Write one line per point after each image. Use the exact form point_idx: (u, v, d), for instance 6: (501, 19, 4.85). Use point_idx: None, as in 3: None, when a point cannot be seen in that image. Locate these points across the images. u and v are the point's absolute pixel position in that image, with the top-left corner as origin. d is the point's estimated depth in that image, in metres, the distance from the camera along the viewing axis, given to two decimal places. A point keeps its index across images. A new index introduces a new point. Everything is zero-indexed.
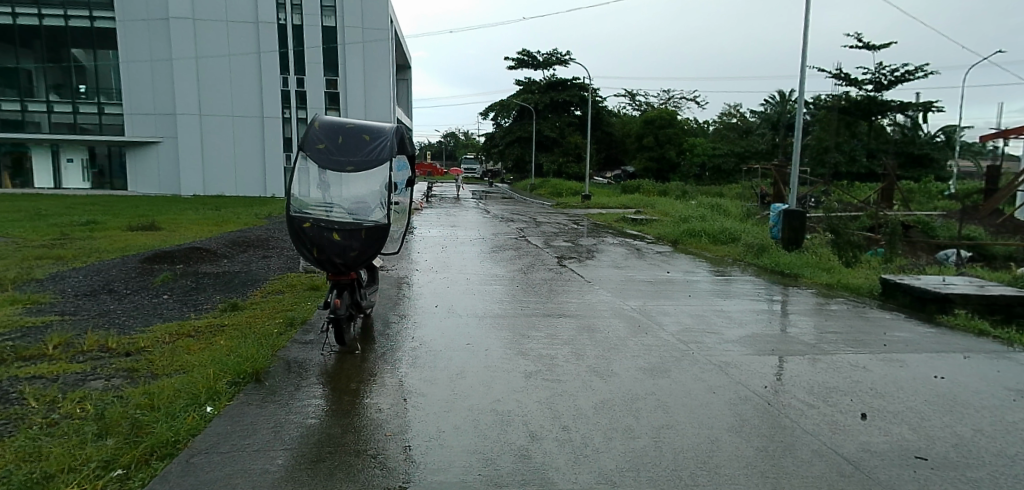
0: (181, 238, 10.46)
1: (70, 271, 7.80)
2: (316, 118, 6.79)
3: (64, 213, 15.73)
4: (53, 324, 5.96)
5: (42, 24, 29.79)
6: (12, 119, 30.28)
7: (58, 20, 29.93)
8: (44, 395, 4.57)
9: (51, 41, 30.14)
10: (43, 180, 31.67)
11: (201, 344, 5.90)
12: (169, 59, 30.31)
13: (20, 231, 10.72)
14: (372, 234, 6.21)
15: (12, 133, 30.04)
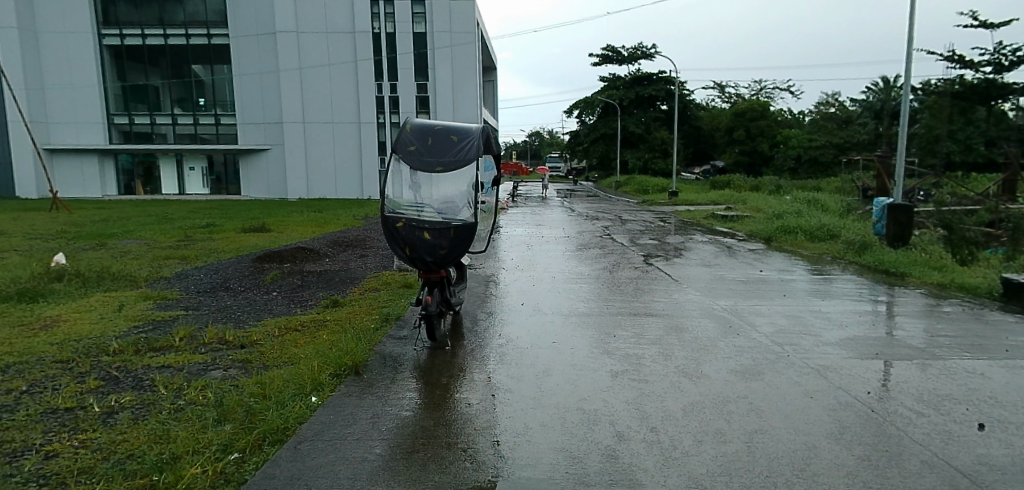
0: (289, 239, 11.23)
1: (193, 270, 8.57)
2: (408, 121, 7.08)
3: (188, 217, 17.23)
4: (179, 318, 6.56)
5: (167, 44, 33.00)
6: (144, 132, 33.65)
7: (181, 39, 32.88)
8: (172, 383, 5.05)
9: (175, 58, 33.18)
10: (170, 187, 34.91)
11: (306, 338, 6.35)
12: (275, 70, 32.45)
13: (153, 234, 11.88)
14: (460, 232, 6.41)
15: (142, 144, 33.42)
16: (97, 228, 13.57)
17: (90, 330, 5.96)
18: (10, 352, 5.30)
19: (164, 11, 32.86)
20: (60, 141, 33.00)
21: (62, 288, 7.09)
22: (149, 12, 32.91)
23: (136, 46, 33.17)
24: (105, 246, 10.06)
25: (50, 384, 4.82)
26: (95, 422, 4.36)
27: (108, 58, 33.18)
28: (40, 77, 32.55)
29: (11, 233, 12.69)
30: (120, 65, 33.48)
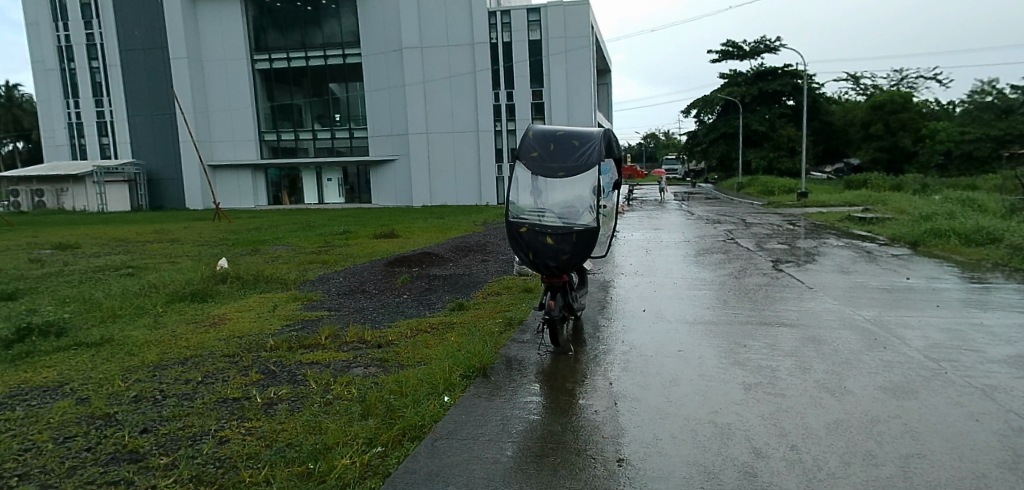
0: (416, 244, 11.81)
1: (334, 273, 9.26)
2: (530, 126, 7.15)
3: (327, 224, 18.61)
4: (323, 318, 7.09)
5: (308, 65, 35.98)
6: (290, 147, 36.98)
7: (320, 60, 35.73)
8: (322, 378, 5.48)
9: (316, 78, 36.17)
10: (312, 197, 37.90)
11: (436, 339, 6.62)
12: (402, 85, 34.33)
13: (299, 240, 12.97)
14: (582, 237, 6.37)
15: (287, 158, 36.73)
16: (251, 235, 15.04)
17: (250, 328, 6.59)
18: (186, 346, 5.97)
19: (306, 35, 35.86)
20: (220, 158, 36.94)
21: (225, 290, 7.90)
22: (293, 38, 36.02)
23: (282, 69, 36.39)
24: (259, 252, 11.11)
25: (220, 376, 5.37)
26: (257, 412, 4.80)
27: (259, 81, 36.74)
28: (205, 100, 36.69)
29: (184, 240, 14.39)
30: (268, 87, 36.95)
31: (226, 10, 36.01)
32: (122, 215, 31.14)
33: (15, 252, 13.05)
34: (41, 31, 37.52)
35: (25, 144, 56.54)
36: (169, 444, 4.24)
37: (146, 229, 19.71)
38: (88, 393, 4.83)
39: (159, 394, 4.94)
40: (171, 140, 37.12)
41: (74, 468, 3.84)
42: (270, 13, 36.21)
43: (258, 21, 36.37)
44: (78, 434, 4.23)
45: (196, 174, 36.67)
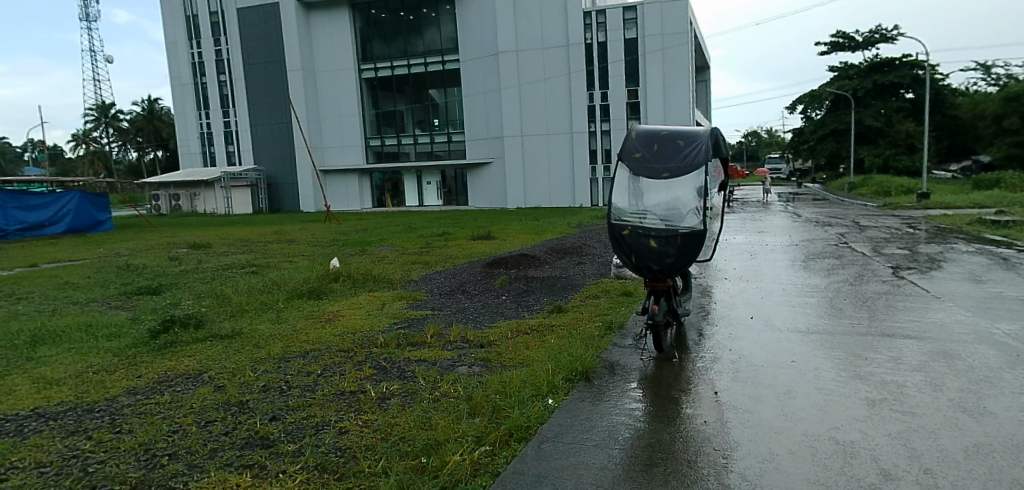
0: (512, 246, 11.91)
1: (435, 274, 9.55)
2: (632, 127, 7.03)
3: (426, 226, 19.22)
4: (427, 317, 7.31)
5: (410, 72, 37.40)
6: (392, 151, 38.59)
7: (420, 67, 37.05)
8: (429, 376, 5.64)
9: (417, 85, 37.54)
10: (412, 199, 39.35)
11: (536, 341, 6.63)
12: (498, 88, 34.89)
13: (401, 241, 13.47)
14: (687, 240, 6.18)
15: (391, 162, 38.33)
16: (358, 236, 15.80)
17: (361, 325, 6.92)
18: (306, 340, 6.36)
19: (408, 44, 37.30)
20: (331, 163, 39.21)
21: (338, 288, 8.33)
22: (397, 46, 37.58)
23: (386, 77, 38.06)
24: (366, 252, 11.64)
25: (337, 370, 5.68)
26: (372, 406, 5.03)
27: (366, 90, 38.63)
28: (316, 109, 39.07)
29: (299, 240, 15.34)
30: (374, 95, 38.77)
31: (337, 23, 38.23)
32: (244, 217, 33.65)
33: (157, 250, 14.41)
34: (178, 49, 41.30)
35: (163, 152, 62.58)
36: (295, 432, 4.52)
37: (264, 230, 21.23)
38: (224, 382, 5.25)
39: (285, 384, 5.29)
40: (285, 147, 39.66)
41: (215, 451, 4.17)
42: (375, 24, 38.03)
43: (364, 32, 38.28)
44: (217, 419, 4.60)
45: (309, 177, 38.93)
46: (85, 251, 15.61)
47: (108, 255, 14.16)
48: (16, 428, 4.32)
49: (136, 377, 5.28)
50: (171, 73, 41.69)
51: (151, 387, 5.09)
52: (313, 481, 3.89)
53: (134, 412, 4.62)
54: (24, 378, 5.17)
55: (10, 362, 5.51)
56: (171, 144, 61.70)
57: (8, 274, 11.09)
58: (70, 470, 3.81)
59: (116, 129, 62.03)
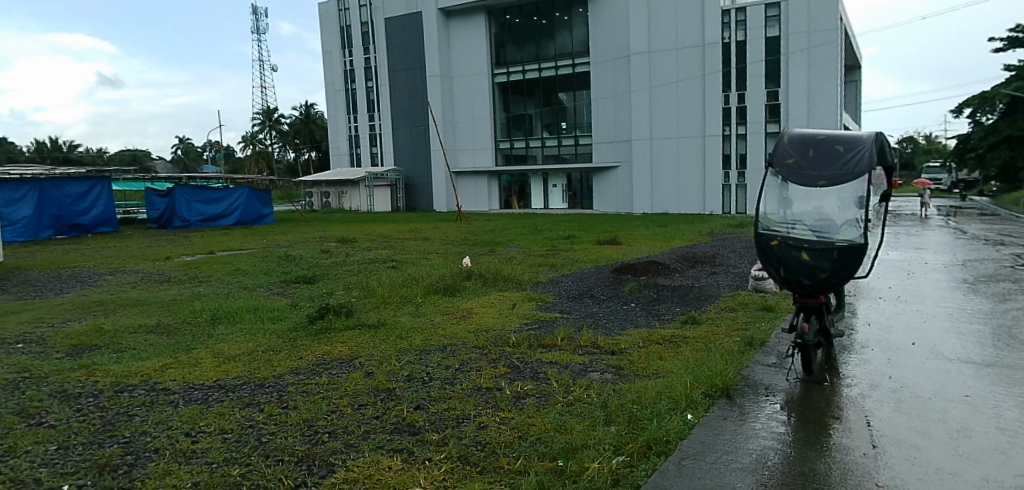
0: (640, 252, 11.70)
1: (563, 277, 9.60)
2: (787, 131, 6.62)
3: (552, 229, 19.37)
4: (558, 319, 7.34)
5: (541, 76, 37.96)
6: (521, 154, 39.30)
7: (552, 71, 37.49)
8: (562, 379, 5.60)
9: (547, 89, 38.03)
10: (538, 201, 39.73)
11: (670, 352, 6.42)
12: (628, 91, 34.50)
13: (530, 243, 13.69)
14: (845, 254, 5.68)
15: (519, 165, 39.06)
16: (487, 236, 16.28)
17: (493, 323, 7.08)
18: (444, 335, 6.61)
19: (540, 48, 37.87)
20: (463, 165, 40.76)
21: (470, 286, 8.60)
22: (529, 51, 38.27)
23: (518, 81, 38.87)
24: (494, 253, 11.92)
25: (474, 366, 5.85)
26: (508, 404, 5.10)
27: (497, 94, 39.74)
28: (451, 113, 40.89)
29: (433, 238, 16.03)
30: (506, 98, 39.77)
31: (474, 29, 39.66)
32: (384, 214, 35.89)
33: (311, 243, 15.72)
34: (333, 58, 45.09)
35: (316, 153, 68.18)
36: (438, 423, 4.70)
37: (401, 227, 22.42)
38: (372, 369, 5.61)
39: (426, 375, 5.54)
40: (420, 149, 41.77)
41: (368, 433, 4.46)
42: (510, 30, 39.00)
43: (499, 37, 39.38)
44: (369, 403, 4.93)
45: (443, 177, 40.75)
46: (251, 241, 17.36)
47: (270, 245, 15.67)
48: (203, 395, 4.88)
49: (298, 358, 5.77)
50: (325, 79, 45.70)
51: (311, 368, 5.55)
52: (457, 472, 4.01)
53: (298, 390, 5.07)
54: (207, 352, 5.83)
55: (196, 336, 6.25)
56: (323, 146, 67.11)
57: (191, 259, 12.58)
58: (248, 438, 4.25)
59: (276, 132, 68.66)
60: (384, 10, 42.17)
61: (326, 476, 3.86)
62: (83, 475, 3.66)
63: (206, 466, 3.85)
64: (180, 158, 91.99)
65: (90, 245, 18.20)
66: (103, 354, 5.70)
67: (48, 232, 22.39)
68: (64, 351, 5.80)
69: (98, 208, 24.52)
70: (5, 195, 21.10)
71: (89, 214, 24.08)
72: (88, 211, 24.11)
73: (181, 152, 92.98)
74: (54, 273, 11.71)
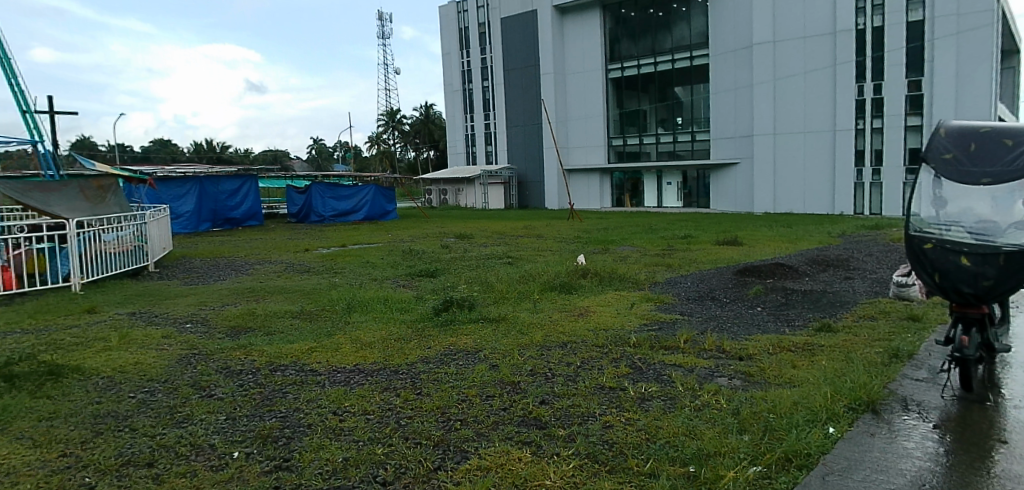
0: (765, 254, 11.12)
1: (682, 278, 9.30)
2: (944, 124, 5.98)
3: (667, 228, 18.86)
4: (679, 321, 7.13)
5: (656, 70, 37.08)
6: (634, 151, 38.60)
7: (668, 65, 36.58)
8: (688, 382, 5.44)
9: (662, 83, 37.10)
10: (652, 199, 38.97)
11: (804, 361, 6.03)
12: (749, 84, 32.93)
13: (645, 242, 13.42)
14: (1014, 260, 4.99)
15: (632, 162, 38.41)
16: (601, 234, 16.15)
17: (612, 323, 7.00)
18: (563, 332, 6.63)
19: (656, 41, 37.02)
20: (575, 163, 40.79)
21: (586, 285, 8.55)
22: (644, 45, 37.53)
23: (633, 76, 38.24)
24: (609, 251, 11.81)
25: (595, 364, 5.80)
26: (633, 404, 5.00)
27: (612, 89, 39.34)
28: (565, 110, 41.03)
29: (547, 236, 16.13)
30: (619, 94, 39.25)
31: (589, 25, 39.49)
32: (494, 212, 36.68)
33: (430, 239, 16.37)
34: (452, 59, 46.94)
35: (434, 152, 70.88)
36: (564, 419, 4.71)
37: (513, 225, 22.74)
38: (497, 361, 5.76)
39: (549, 371, 5.58)
40: (534, 147, 42.32)
41: (497, 424, 4.56)
42: (624, 24, 38.44)
43: (614, 32, 38.91)
44: (496, 395, 5.06)
45: (555, 177, 41.12)
46: (376, 236, 18.33)
47: (393, 240, 16.45)
48: (345, 379, 5.30)
49: (426, 348, 6.08)
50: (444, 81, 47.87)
51: (439, 358, 5.83)
52: (587, 469, 3.99)
53: (429, 379, 5.35)
54: (345, 338, 6.27)
55: (334, 323, 6.73)
56: (440, 145, 69.74)
57: (326, 252, 13.48)
58: (387, 421, 4.54)
59: (399, 132, 72.16)
60: (500, 10, 43.12)
61: (460, 462, 3.99)
62: (249, 444, 4.12)
63: (353, 444, 4.16)
64: (313, 157, 99.14)
65: (241, 237, 20.06)
66: (256, 336, 6.28)
67: (206, 225, 24.78)
68: (224, 331, 6.44)
69: (248, 202, 26.87)
70: (172, 192, 23.76)
71: (239, 208, 26.36)
72: (238, 206, 26.42)
73: (314, 152, 100.06)
74: (212, 262, 13.00)
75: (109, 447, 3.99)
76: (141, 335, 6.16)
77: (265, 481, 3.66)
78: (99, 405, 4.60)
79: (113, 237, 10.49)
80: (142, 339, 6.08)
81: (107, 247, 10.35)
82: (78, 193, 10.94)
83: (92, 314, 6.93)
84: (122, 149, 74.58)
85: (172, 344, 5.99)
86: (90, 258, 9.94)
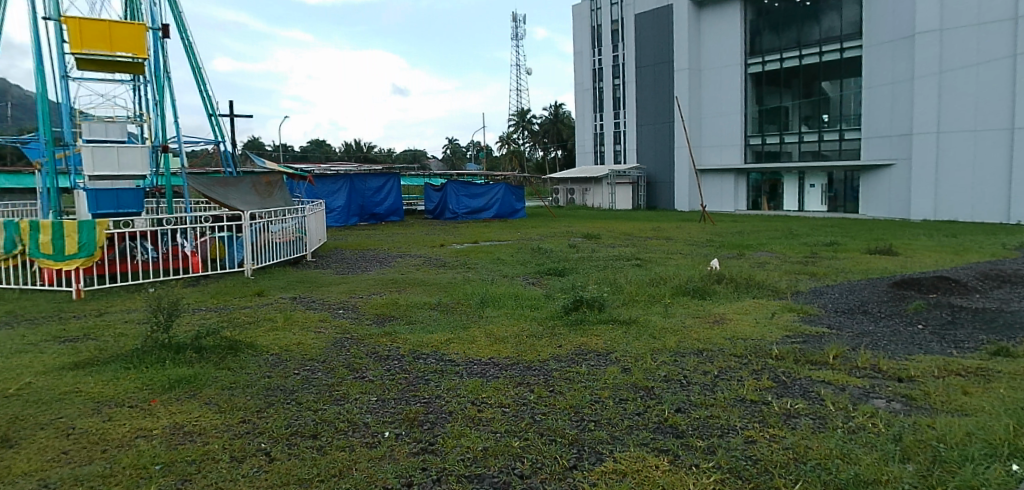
0: (926, 265, 10.03)
1: (827, 288, 8.66)
2: None
3: (810, 234, 17.59)
4: (827, 336, 6.62)
5: (801, 64, 34.72)
6: (774, 151, 36.41)
7: (815, 58, 34.14)
8: (839, 402, 5.02)
9: (808, 78, 34.67)
10: (792, 202, 36.62)
11: (977, 388, 5.33)
12: (910, 77, 29.84)
13: (784, 248, 12.65)
14: None
15: (771, 163, 36.20)
16: (736, 238, 15.44)
17: (751, 332, 6.65)
18: (699, 339, 6.42)
19: (801, 33, 34.64)
20: (709, 162, 39.21)
21: (722, 291, 8.20)
22: (788, 37, 35.25)
23: (774, 71, 36.09)
24: (744, 256, 11.27)
25: (734, 375, 5.55)
26: (778, 421, 4.71)
27: (751, 85, 37.38)
28: (699, 108, 39.52)
29: (677, 238, 15.68)
30: (759, 90, 37.19)
31: (729, 18, 37.77)
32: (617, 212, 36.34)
33: (558, 238, 16.49)
34: (584, 57, 47.13)
35: (562, 152, 71.43)
36: (702, 430, 4.54)
37: (641, 226, 22.33)
38: (630, 365, 5.71)
39: (685, 379, 5.43)
40: (664, 147, 41.31)
41: (632, 428, 4.50)
42: (767, 15, 36.33)
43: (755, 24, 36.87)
44: (630, 399, 5.00)
45: (686, 177, 39.80)
46: (506, 234, 18.77)
47: (523, 238, 16.78)
48: (482, 370, 5.52)
49: (558, 346, 6.16)
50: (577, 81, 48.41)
51: (571, 357, 5.88)
52: (729, 484, 3.77)
53: (561, 377, 5.41)
54: (480, 331, 6.53)
55: (469, 316, 7.00)
56: (569, 144, 70.08)
57: (459, 247, 14.05)
58: (523, 415, 4.64)
59: (528, 132, 73.49)
60: (634, 6, 42.62)
61: (595, 463, 3.97)
62: (398, 425, 4.41)
63: (491, 435, 4.30)
64: (447, 156, 103.80)
65: (384, 231, 21.44)
66: (399, 324, 6.70)
67: (355, 219, 26.75)
68: (371, 318, 6.93)
69: (391, 199, 28.38)
70: (327, 188, 26.16)
71: (383, 204, 28.10)
72: (383, 202, 28.09)
73: (449, 151, 104.57)
74: (359, 254, 13.99)
75: (278, 418, 4.44)
76: (302, 317, 6.80)
77: (413, 462, 3.88)
78: (270, 379, 5.13)
79: (279, 228, 11.63)
80: (302, 321, 6.70)
81: (273, 237, 11.47)
82: (250, 188, 12.56)
83: (261, 297, 7.72)
84: (285, 147, 82.64)
85: (328, 327, 6.54)
86: (259, 246, 11.05)
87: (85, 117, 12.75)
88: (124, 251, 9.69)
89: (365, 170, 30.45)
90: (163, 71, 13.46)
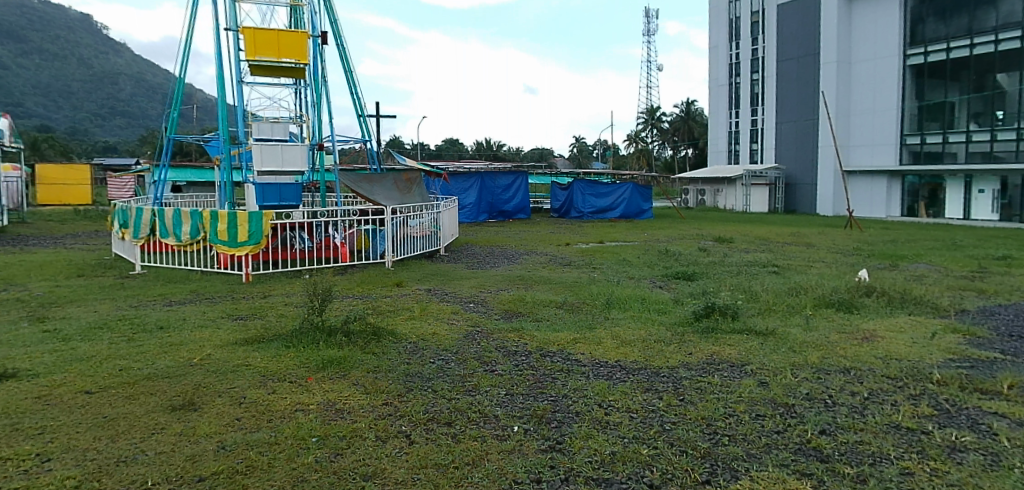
0: None
1: (999, 308, 7.69)
2: None
3: (979, 245, 15.68)
4: (1000, 362, 5.84)
5: (972, 54, 30.96)
6: (935, 151, 32.70)
7: (990, 47, 30.27)
8: (1017, 438, 4.37)
9: (979, 70, 30.85)
10: (954, 209, 32.64)
11: None
12: None
13: (947, 260, 11.39)
14: None
15: (932, 164, 32.56)
16: (888, 248, 14.11)
17: (907, 353, 6.06)
18: (845, 356, 5.97)
19: (974, 20, 30.87)
20: (856, 163, 36.03)
21: (871, 305, 7.55)
22: (957, 24, 31.49)
23: (938, 62, 32.37)
24: (898, 267, 10.30)
25: (887, 399, 5.09)
26: (941, 453, 4.19)
27: (909, 78, 33.76)
28: (847, 103, 36.45)
29: (819, 245, 14.67)
30: (919, 84, 33.51)
31: (885, 5, 34.35)
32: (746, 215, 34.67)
33: (688, 240, 16.00)
34: (720, 52, 45.34)
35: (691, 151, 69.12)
36: (851, 456, 4.18)
37: (778, 231, 21.07)
38: (767, 378, 5.42)
39: (830, 399, 5.06)
40: (806, 145, 38.65)
41: (770, 447, 4.27)
42: None
43: (917, 11, 33.26)
44: (768, 415, 4.75)
45: (831, 178, 37.01)
46: (633, 235, 18.51)
47: (650, 240, 16.47)
48: (608, 373, 5.49)
49: (687, 354, 5.98)
50: (711, 76, 46.50)
51: (702, 366, 5.69)
52: None
53: (692, 386, 5.26)
54: (606, 333, 6.50)
55: (595, 317, 7.01)
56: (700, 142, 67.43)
57: (585, 247, 14.05)
58: (652, 422, 4.57)
59: (658, 130, 71.45)
60: None
61: (730, 480, 3.80)
62: (527, 420, 4.51)
63: (619, 440, 4.27)
64: (573, 154, 104.21)
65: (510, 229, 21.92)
66: (527, 320, 6.88)
67: (484, 216, 27.61)
68: (500, 314, 7.13)
69: (519, 197, 28.91)
70: (460, 185, 27.27)
71: (512, 201, 28.65)
72: (511, 199, 28.66)
73: (575, 149, 104.93)
74: (488, 250, 14.41)
75: (417, 403, 4.70)
76: (436, 309, 7.14)
77: (542, 459, 3.95)
78: (409, 366, 5.45)
79: (416, 223, 12.23)
80: (437, 312, 7.04)
81: (411, 231, 12.05)
82: (392, 185, 13.38)
83: (400, 287, 8.22)
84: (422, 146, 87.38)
85: (460, 320, 6.82)
86: (398, 240, 11.73)
87: (254, 118, 14.25)
88: (285, 239, 10.69)
89: (495, 168, 31.31)
90: (320, 76, 14.70)
